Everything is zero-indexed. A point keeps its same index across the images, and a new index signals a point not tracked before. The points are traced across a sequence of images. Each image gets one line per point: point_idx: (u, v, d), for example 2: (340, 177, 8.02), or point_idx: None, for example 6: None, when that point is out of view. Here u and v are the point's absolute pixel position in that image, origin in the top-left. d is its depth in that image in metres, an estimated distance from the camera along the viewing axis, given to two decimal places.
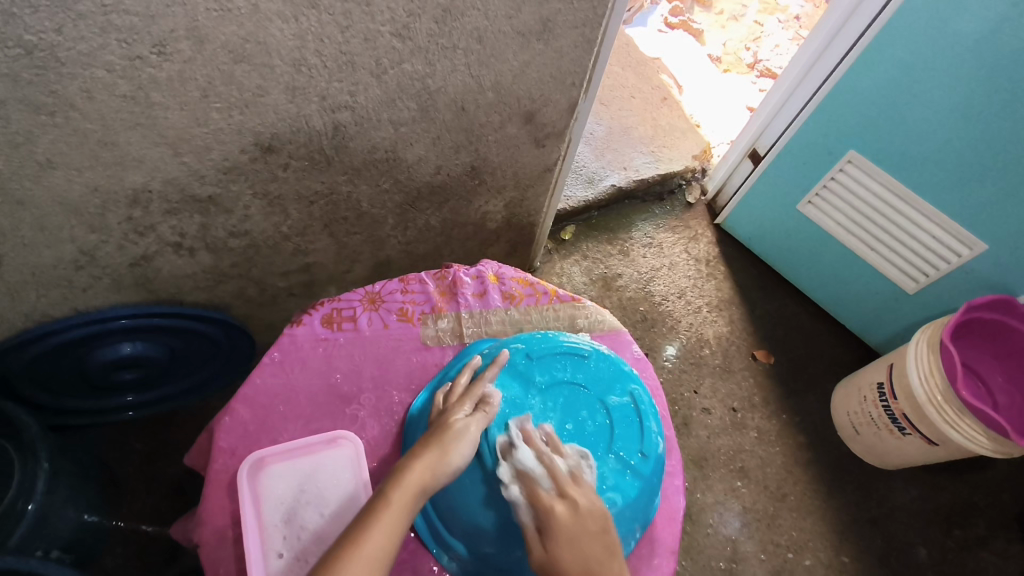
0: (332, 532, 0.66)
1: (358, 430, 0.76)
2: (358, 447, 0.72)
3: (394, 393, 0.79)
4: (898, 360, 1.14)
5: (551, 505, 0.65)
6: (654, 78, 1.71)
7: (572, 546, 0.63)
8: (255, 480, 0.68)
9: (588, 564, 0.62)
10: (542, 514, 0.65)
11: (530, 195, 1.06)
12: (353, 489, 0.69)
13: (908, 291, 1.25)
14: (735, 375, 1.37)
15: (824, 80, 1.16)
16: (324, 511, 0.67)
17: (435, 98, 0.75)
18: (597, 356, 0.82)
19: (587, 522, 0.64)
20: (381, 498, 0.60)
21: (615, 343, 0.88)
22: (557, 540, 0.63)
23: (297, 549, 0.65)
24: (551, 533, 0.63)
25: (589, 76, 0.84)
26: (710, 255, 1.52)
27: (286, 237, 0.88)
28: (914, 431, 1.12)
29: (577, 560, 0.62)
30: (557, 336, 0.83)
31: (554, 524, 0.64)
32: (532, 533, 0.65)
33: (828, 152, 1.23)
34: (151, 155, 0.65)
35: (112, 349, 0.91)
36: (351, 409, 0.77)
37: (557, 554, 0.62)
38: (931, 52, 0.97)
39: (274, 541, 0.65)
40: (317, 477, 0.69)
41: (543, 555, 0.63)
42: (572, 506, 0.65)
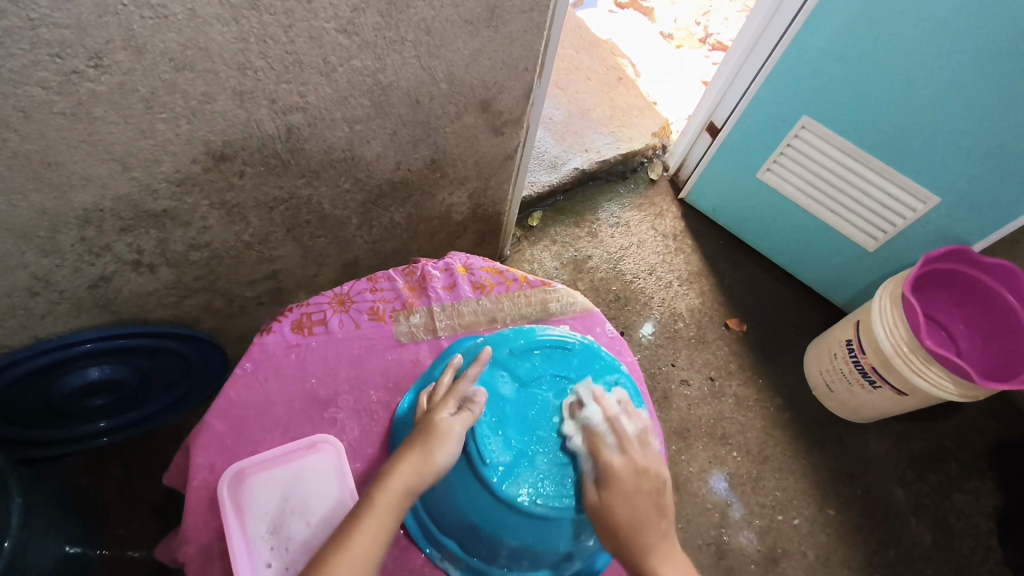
0: (321, 539, 0.66)
1: (338, 434, 0.75)
2: (340, 451, 0.71)
3: (372, 392, 0.79)
4: (864, 317, 1.17)
5: (611, 458, 0.69)
6: (608, 59, 1.72)
7: (626, 500, 0.66)
8: (237, 492, 0.67)
9: (640, 519, 0.65)
10: (603, 464, 0.69)
11: (494, 184, 1.06)
12: (338, 492, 0.69)
13: (868, 249, 1.28)
14: (710, 345, 1.40)
15: (774, 49, 1.18)
16: (310, 517, 0.67)
17: (388, 93, 0.74)
18: (581, 346, 0.82)
19: (642, 484, 0.67)
20: (364, 504, 0.60)
21: (590, 325, 0.88)
22: (613, 490, 0.67)
23: (286, 558, 0.65)
24: (608, 484, 0.67)
25: (542, 59, 0.84)
26: (677, 230, 1.54)
27: (249, 246, 0.87)
28: (884, 383, 1.15)
29: (627, 506, 0.66)
30: (540, 330, 0.83)
31: (614, 476, 0.68)
32: (592, 487, 0.69)
33: (782, 119, 1.25)
34: (98, 173, 0.63)
35: (80, 375, 0.89)
36: (329, 413, 0.76)
37: (611, 503, 0.66)
38: (877, 14, 0.99)
39: (262, 552, 0.65)
40: (300, 484, 0.69)
41: (596, 500, 0.67)
42: (632, 463, 0.69)
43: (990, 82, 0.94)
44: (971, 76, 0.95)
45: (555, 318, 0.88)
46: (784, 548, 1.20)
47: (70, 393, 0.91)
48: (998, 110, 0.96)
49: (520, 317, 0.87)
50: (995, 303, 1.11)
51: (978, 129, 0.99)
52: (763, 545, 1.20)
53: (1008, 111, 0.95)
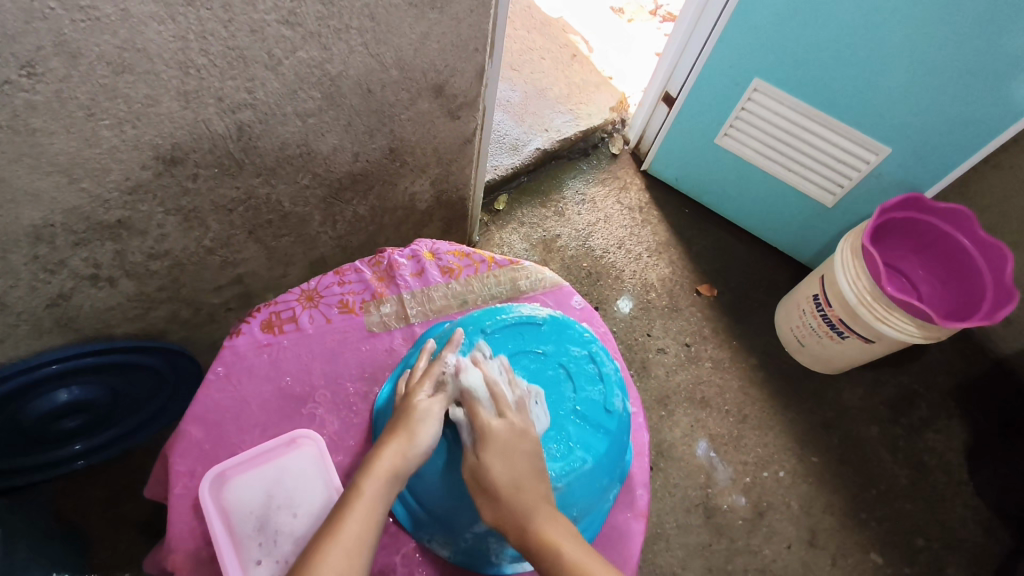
0: (308, 530, 0.66)
1: (318, 428, 0.75)
2: (320, 443, 0.71)
3: (349, 385, 0.78)
4: (828, 271, 1.20)
5: (489, 422, 0.67)
6: (561, 37, 1.71)
7: (505, 460, 0.64)
8: (219, 494, 0.67)
9: (520, 480, 0.63)
10: (480, 428, 0.66)
11: (455, 169, 1.06)
12: (324, 485, 0.69)
13: (826, 205, 1.31)
14: (683, 312, 1.42)
15: (720, 17, 1.19)
16: (297, 511, 0.67)
17: (338, 83, 0.73)
18: (551, 321, 0.82)
19: (512, 455, 0.64)
20: (352, 492, 0.60)
21: (561, 299, 0.88)
22: (491, 451, 0.64)
23: (275, 553, 0.65)
24: (485, 445, 0.65)
25: (491, 39, 0.84)
26: (642, 202, 1.56)
27: (210, 251, 0.85)
28: (851, 333, 1.19)
29: (507, 468, 0.63)
30: (511, 308, 0.83)
31: (490, 435, 0.65)
32: (473, 450, 0.66)
33: (735, 84, 1.26)
34: (44, 186, 0.61)
35: (49, 399, 0.88)
36: (307, 408, 0.76)
37: (488, 462, 0.64)
38: None
39: (251, 551, 0.64)
40: (284, 480, 0.68)
41: (475, 461, 0.65)
42: (510, 425, 0.67)
43: (928, 30, 0.96)
44: (909, 31, 0.98)
45: (526, 296, 0.88)
46: (770, 502, 1.24)
47: (40, 417, 0.89)
48: (937, 56, 0.98)
49: (490, 298, 0.87)
50: (950, 245, 1.15)
51: (921, 75, 1.02)
52: (749, 502, 1.23)
53: (948, 58, 0.98)
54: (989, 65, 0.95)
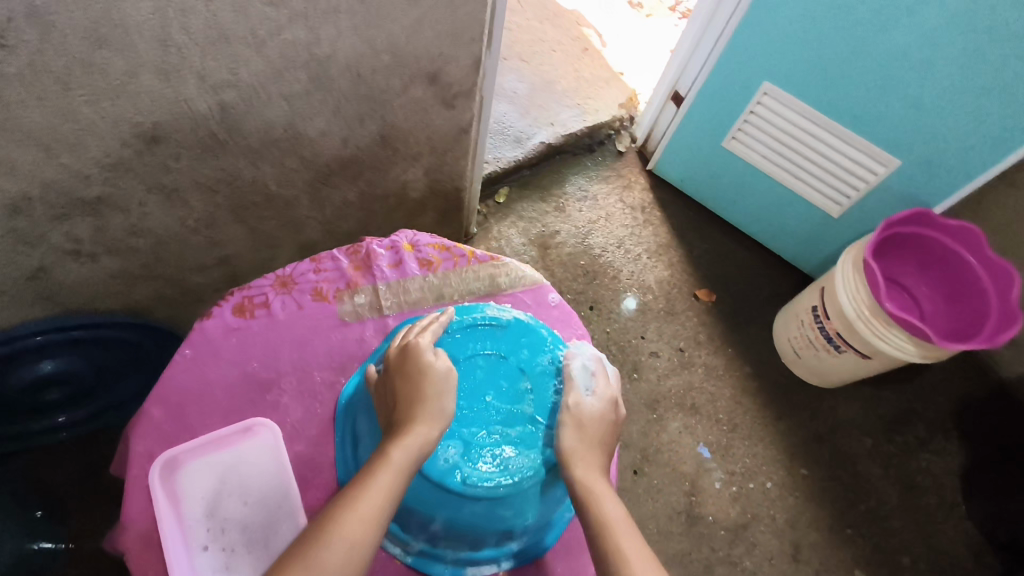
0: (257, 518, 0.68)
1: (281, 416, 0.74)
2: (274, 431, 0.72)
3: (316, 373, 0.76)
4: (828, 283, 1.17)
5: (610, 401, 0.76)
6: (572, 29, 1.68)
7: (600, 429, 0.73)
8: (170, 479, 0.67)
9: (600, 453, 0.72)
10: (605, 396, 0.75)
11: (449, 159, 1.04)
12: (277, 476, 0.70)
13: (833, 214, 1.28)
14: (679, 316, 1.40)
15: (733, 15, 1.16)
16: (248, 497, 0.69)
17: (327, 67, 0.72)
18: (515, 324, 0.79)
19: (604, 432, 0.74)
20: (382, 459, 0.62)
21: (539, 298, 0.85)
22: (602, 416, 0.74)
23: (223, 540, 0.67)
24: (600, 410, 0.74)
25: (488, 28, 0.82)
26: (645, 202, 1.53)
27: (195, 231, 0.84)
28: (849, 347, 1.16)
29: (599, 435, 0.73)
30: (478, 307, 0.81)
31: (604, 409, 0.74)
32: (584, 401, 0.74)
33: (744, 86, 1.24)
34: (21, 159, 0.60)
35: (31, 369, 0.88)
36: (272, 395, 0.74)
37: (598, 419, 0.73)
38: None
39: (198, 537, 0.66)
40: (236, 467, 0.70)
41: (589, 408, 0.73)
42: (613, 415, 0.76)
43: (948, 40, 0.93)
44: (921, 42, 0.95)
45: (504, 293, 0.85)
46: (754, 513, 1.22)
47: (22, 388, 0.89)
48: (949, 68, 0.95)
49: (468, 293, 0.84)
50: (958, 265, 1.11)
51: (932, 88, 0.99)
52: (733, 512, 1.22)
53: (961, 72, 0.95)
54: (1004, 80, 0.92)
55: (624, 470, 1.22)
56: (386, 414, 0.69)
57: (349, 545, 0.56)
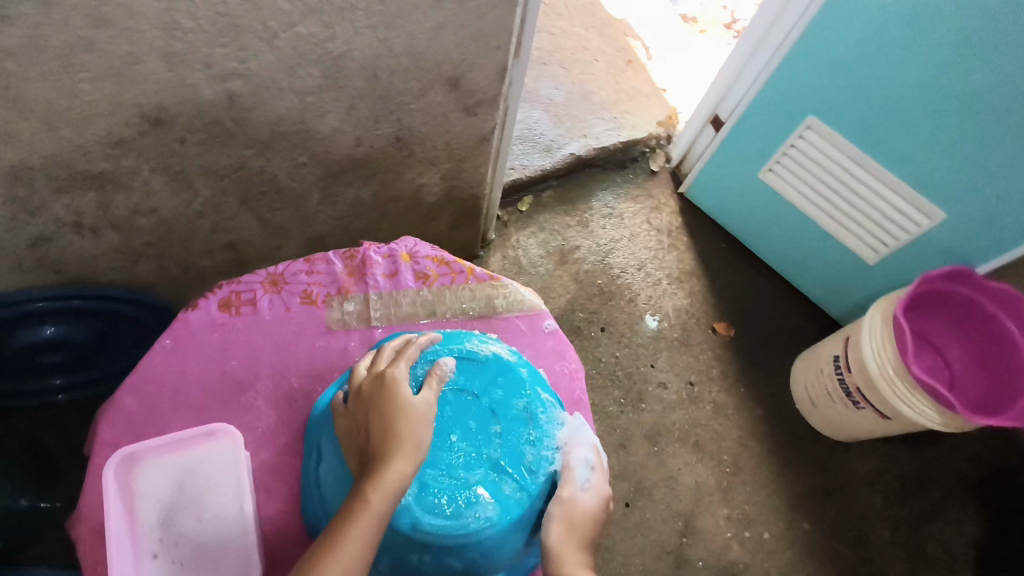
0: (213, 524, 0.68)
1: (253, 420, 0.74)
2: (235, 437, 0.70)
3: (293, 380, 0.76)
4: (854, 334, 1.11)
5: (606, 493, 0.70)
6: (619, 40, 1.64)
7: (592, 525, 0.67)
8: (129, 475, 0.67)
9: (589, 546, 0.66)
10: (600, 490, 0.70)
11: (469, 166, 1.01)
12: (236, 484, 0.69)
13: (868, 261, 1.21)
14: (693, 348, 1.35)
15: (783, 41, 1.10)
16: (207, 502, 0.68)
17: (341, 64, 0.69)
18: (493, 361, 0.73)
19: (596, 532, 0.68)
20: (359, 503, 0.56)
21: (535, 326, 0.82)
22: (596, 507, 0.68)
23: (176, 542, 0.66)
24: (594, 500, 0.69)
25: (517, 37, 0.78)
26: (672, 225, 1.48)
27: (200, 215, 0.84)
28: (867, 405, 1.10)
29: (591, 530, 0.67)
30: (461, 338, 0.75)
31: (599, 500, 0.69)
32: (580, 495, 0.68)
33: (787, 117, 1.18)
34: (22, 130, 0.60)
35: (33, 332, 0.89)
36: (246, 397, 0.74)
37: (590, 512, 0.68)
38: (898, 13, 0.92)
39: (150, 542, 0.66)
40: (197, 470, 0.69)
41: (583, 502, 0.68)
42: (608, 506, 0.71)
43: (1022, 83, 0.86)
44: (984, 85, 0.90)
45: (499, 317, 0.82)
46: (746, 563, 1.17)
47: (21, 350, 0.90)
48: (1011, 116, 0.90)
49: (462, 313, 0.82)
50: (995, 329, 1.04)
51: (990, 136, 0.93)
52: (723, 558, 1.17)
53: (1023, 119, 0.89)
54: None
55: (615, 501, 1.18)
56: (359, 452, 0.64)
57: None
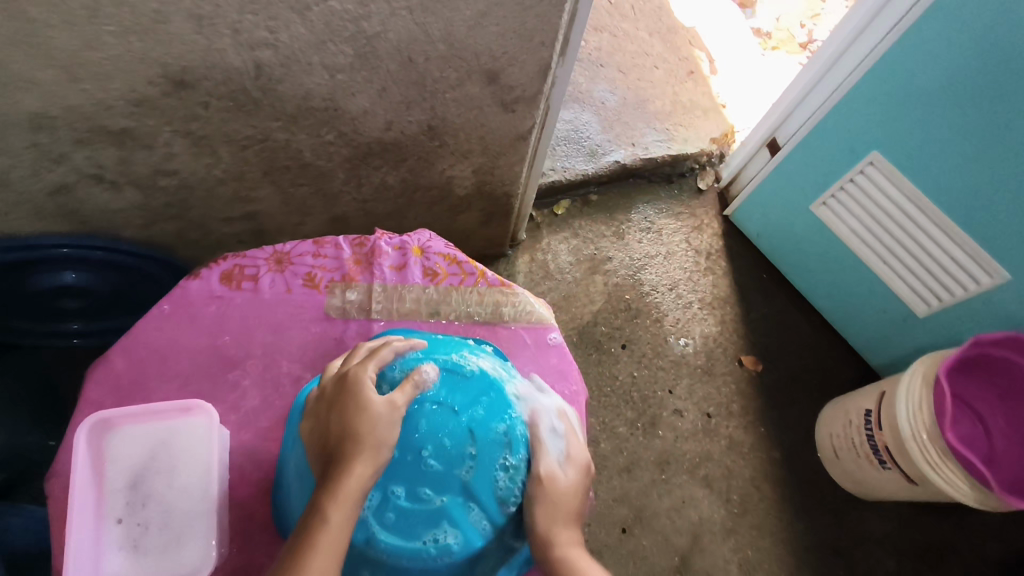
0: (177, 502, 0.67)
1: (237, 398, 0.75)
2: (211, 416, 0.70)
3: (283, 363, 0.78)
4: (890, 388, 1.03)
5: (578, 466, 0.69)
6: (684, 49, 1.57)
7: (570, 497, 0.67)
8: (104, 440, 0.68)
9: (570, 519, 0.66)
10: (572, 462, 0.69)
11: (503, 163, 0.97)
12: (206, 464, 0.69)
13: (917, 313, 1.13)
14: (716, 379, 1.28)
15: (857, 67, 1.02)
16: (174, 479, 0.68)
17: (374, 45, 0.67)
18: (478, 378, 0.70)
19: (578, 504, 0.67)
20: (320, 519, 0.54)
21: (537, 340, 0.82)
22: (570, 481, 0.68)
23: (138, 514, 0.66)
24: (568, 474, 0.68)
25: (566, 34, 0.74)
26: (712, 248, 1.41)
27: (222, 181, 0.83)
28: (894, 466, 1.02)
29: (571, 501, 0.66)
30: (448, 349, 0.73)
31: (574, 474, 0.68)
32: (557, 471, 0.67)
33: (849, 150, 1.10)
34: (44, 78, 0.60)
35: (53, 276, 0.89)
36: (233, 374, 0.76)
37: (566, 485, 0.67)
38: (993, 51, 0.85)
39: (115, 505, 0.66)
40: (170, 444, 0.69)
41: (556, 478, 0.67)
42: (586, 476, 0.70)
43: None
44: None
45: (505, 325, 0.82)
46: None
47: (41, 292, 0.91)
48: None
49: (466, 315, 0.82)
50: None
51: None
52: None
53: None
54: None
55: (610, 526, 1.14)
56: (319, 456, 0.61)
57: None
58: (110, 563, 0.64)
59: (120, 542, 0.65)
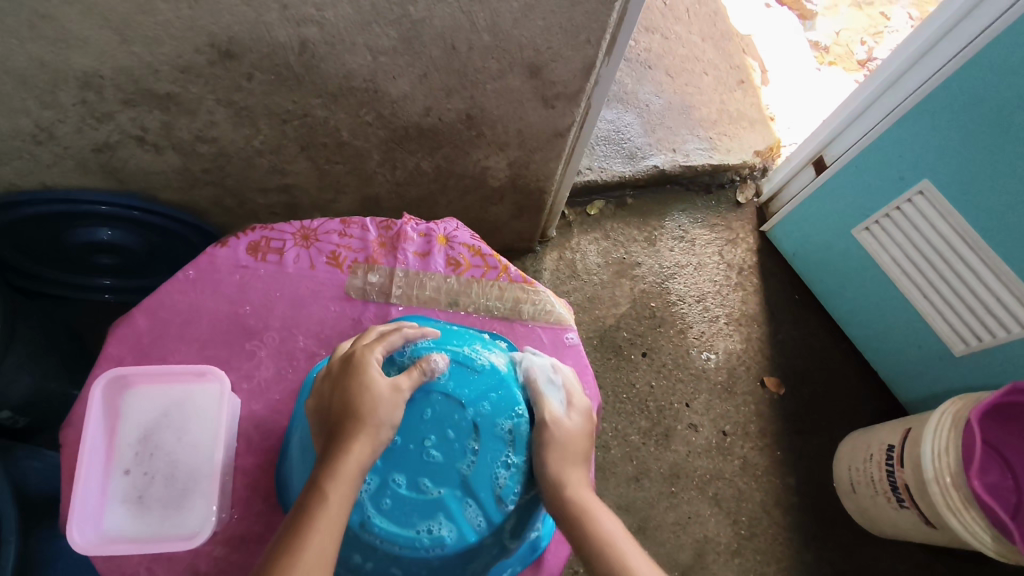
0: (183, 463, 0.69)
1: (253, 367, 0.77)
2: (223, 382, 0.71)
3: (300, 338, 0.79)
4: (916, 427, 1.00)
5: (576, 412, 0.69)
6: (736, 56, 1.53)
7: (571, 443, 0.66)
8: (120, 394, 0.70)
9: (574, 461, 0.65)
10: (570, 411, 0.69)
11: (539, 158, 0.96)
12: (215, 429, 0.70)
13: (953, 352, 1.08)
14: (736, 398, 1.26)
15: (915, 91, 0.99)
16: (183, 440, 0.69)
17: (419, 30, 0.66)
18: (489, 372, 0.69)
19: (583, 443, 0.67)
20: (318, 494, 0.55)
21: (556, 340, 0.81)
22: (570, 428, 0.67)
23: (144, 470, 0.68)
24: (565, 426, 0.67)
25: (613, 33, 0.73)
26: (745, 263, 1.38)
27: (260, 153, 0.84)
28: (913, 507, 0.99)
29: (573, 446, 0.66)
30: (464, 340, 0.73)
31: (572, 423, 0.68)
32: (563, 418, 0.67)
33: (897, 176, 1.06)
34: (96, 38, 0.61)
35: (91, 233, 0.92)
36: (251, 344, 0.77)
37: (565, 433, 0.66)
38: None
39: (123, 460, 0.68)
40: (183, 405, 0.71)
41: (554, 426, 0.66)
42: (586, 419, 0.69)
43: None
44: None
45: (523, 322, 0.82)
46: None
47: (79, 247, 0.94)
48: None
49: (484, 308, 0.82)
50: None
51: None
52: None
53: None
54: None
55: None
56: (321, 430, 0.63)
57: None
58: (114, 515, 0.66)
59: (124, 496, 0.67)
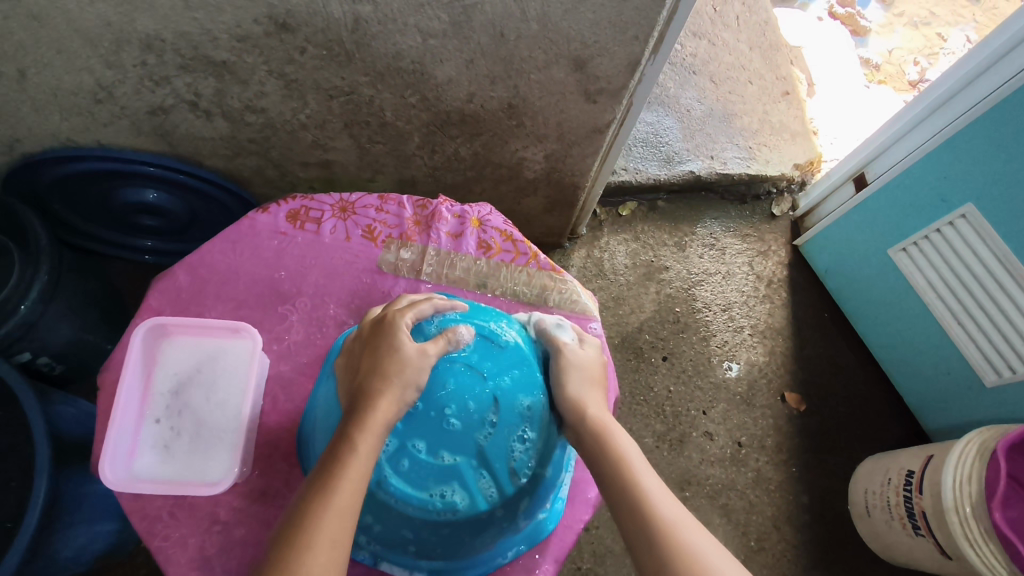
0: (211, 415, 0.71)
1: (283, 330, 0.79)
2: (255, 341, 0.74)
3: (331, 306, 0.81)
4: (939, 454, 0.98)
5: (583, 351, 0.73)
6: (783, 67, 1.52)
7: (578, 376, 0.70)
8: (157, 344, 0.73)
9: (585, 391, 0.69)
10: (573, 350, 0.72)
11: (576, 153, 0.96)
12: (244, 386, 0.72)
13: (984, 382, 1.06)
14: (755, 409, 1.25)
15: (968, 110, 0.96)
16: (213, 394, 0.72)
17: (470, 14, 0.67)
18: (513, 349, 0.71)
19: (597, 376, 0.71)
20: (348, 445, 0.56)
21: (580, 329, 0.82)
22: (576, 363, 0.71)
23: (174, 419, 0.70)
24: (573, 360, 0.71)
25: (662, 31, 0.73)
26: (775, 276, 1.36)
27: (305, 126, 0.86)
28: (928, 535, 0.97)
29: (581, 376, 0.70)
30: (492, 318, 0.74)
31: (579, 358, 0.72)
32: (576, 350, 0.72)
33: (939, 200, 1.04)
34: (160, 2, 0.63)
35: (138, 193, 0.95)
36: (283, 308, 0.80)
37: (572, 365, 0.71)
38: None
39: (156, 408, 0.71)
40: (216, 361, 0.73)
41: (563, 361, 0.71)
42: (596, 357, 0.74)
43: None
44: None
45: (549, 309, 0.83)
46: None
47: (125, 207, 0.97)
48: None
49: (511, 292, 0.83)
50: None
51: None
52: None
53: None
54: None
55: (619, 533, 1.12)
56: (349, 389, 0.64)
57: (327, 551, 0.50)
58: (143, 459, 0.69)
59: (155, 440, 0.69)
